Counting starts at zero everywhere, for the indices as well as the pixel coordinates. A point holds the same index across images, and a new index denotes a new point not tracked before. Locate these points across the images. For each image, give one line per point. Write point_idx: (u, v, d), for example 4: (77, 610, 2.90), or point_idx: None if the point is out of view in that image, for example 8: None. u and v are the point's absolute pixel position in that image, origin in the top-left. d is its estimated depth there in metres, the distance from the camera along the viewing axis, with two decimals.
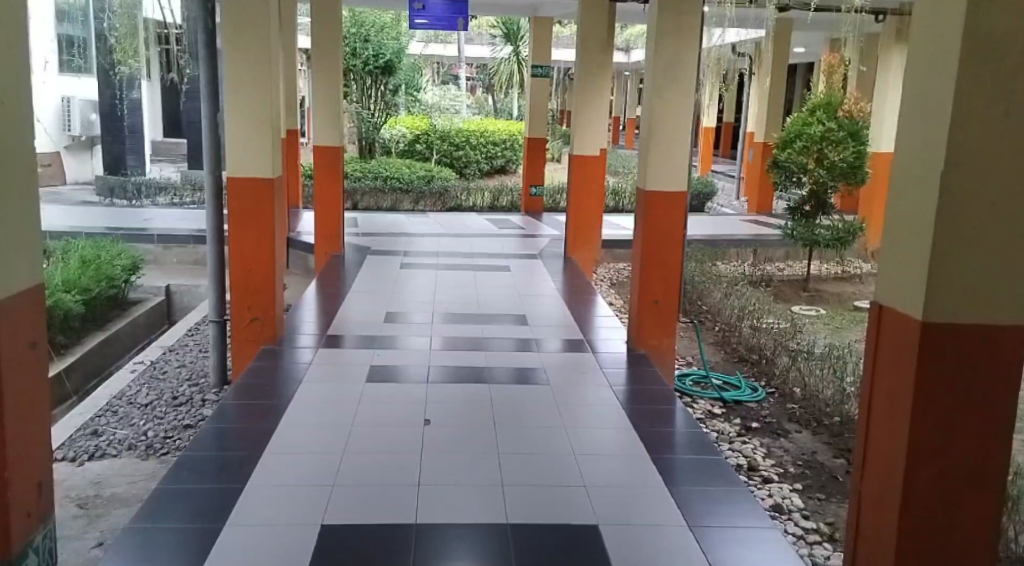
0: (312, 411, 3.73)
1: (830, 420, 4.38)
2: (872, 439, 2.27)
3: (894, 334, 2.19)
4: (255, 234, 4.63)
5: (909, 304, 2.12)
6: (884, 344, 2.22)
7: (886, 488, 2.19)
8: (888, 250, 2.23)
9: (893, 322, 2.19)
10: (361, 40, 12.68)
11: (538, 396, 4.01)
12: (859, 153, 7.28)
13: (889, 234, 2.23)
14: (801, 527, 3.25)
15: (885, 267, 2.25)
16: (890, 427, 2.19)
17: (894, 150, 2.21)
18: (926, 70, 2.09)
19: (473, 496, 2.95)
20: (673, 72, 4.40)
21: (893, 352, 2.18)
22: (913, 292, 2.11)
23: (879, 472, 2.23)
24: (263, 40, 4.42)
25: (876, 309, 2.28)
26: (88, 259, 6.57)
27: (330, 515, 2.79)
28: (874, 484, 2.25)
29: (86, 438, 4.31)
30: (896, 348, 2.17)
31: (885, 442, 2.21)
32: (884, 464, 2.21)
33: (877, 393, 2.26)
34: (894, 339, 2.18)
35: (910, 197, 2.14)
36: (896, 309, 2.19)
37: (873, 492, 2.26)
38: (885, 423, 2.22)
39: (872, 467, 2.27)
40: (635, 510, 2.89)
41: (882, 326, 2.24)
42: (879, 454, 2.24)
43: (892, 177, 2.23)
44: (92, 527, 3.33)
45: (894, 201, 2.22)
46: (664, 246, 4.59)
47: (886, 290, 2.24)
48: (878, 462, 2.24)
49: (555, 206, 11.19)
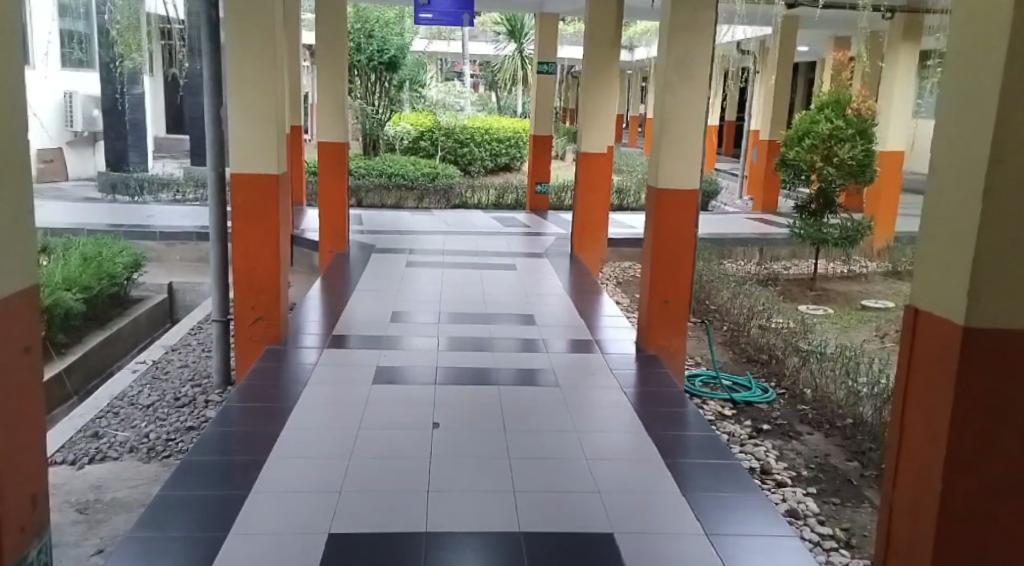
0: (319, 414, 3.67)
1: (843, 422, 4.27)
2: (906, 449, 2.18)
3: (930, 341, 2.10)
4: (258, 230, 4.55)
5: (948, 309, 2.04)
6: (919, 351, 2.14)
7: (920, 500, 2.11)
8: (925, 249, 2.15)
9: (930, 328, 2.10)
10: (365, 35, 12.38)
11: (547, 398, 3.92)
12: (867, 151, 7.14)
13: (927, 234, 2.15)
14: (817, 533, 3.15)
15: (920, 267, 2.17)
16: (925, 435, 2.10)
17: (934, 148, 2.12)
18: (969, 65, 2.00)
19: (484, 504, 2.87)
20: (685, 68, 4.31)
21: (927, 360, 2.10)
22: (953, 295, 2.03)
23: (913, 482, 2.15)
24: (266, 33, 4.35)
25: (910, 313, 2.19)
26: (90, 257, 6.51)
27: (338, 523, 2.71)
28: (908, 496, 2.16)
29: (86, 440, 4.25)
30: (932, 353, 2.09)
31: (919, 451, 2.13)
32: (918, 475, 2.12)
33: (911, 398, 2.17)
34: (932, 345, 2.09)
35: (949, 197, 2.06)
36: (934, 314, 2.09)
37: (905, 504, 2.17)
38: (918, 434, 2.13)
39: (905, 477, 2.18)
40: (647, 517, 2.81)
41: (918, 331, 2.15)
42: (913, 465, 2.15)
43: (930, 174, 2.15)
44: (93, 533, 3.30)
45: (932, 202, 2.13)
46: (676, 243, 4.50)
47: (922, 294, 2.15)
48: (912, 472, 2.15)
49: (559, 204, 11.09)
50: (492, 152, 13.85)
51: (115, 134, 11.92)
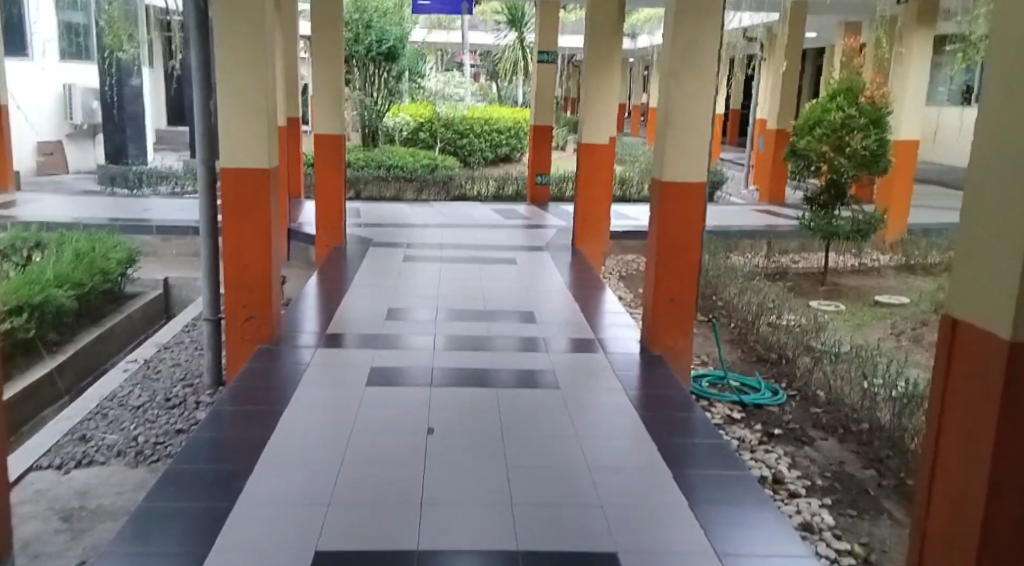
0: (310, 418, 3.53)
1: (858, 427, 4.14)
2: (939, 472, 2.03)
3: (970, 355, 1.94)
4: (250, 228, 4.40)
5: (991, 321, 1.88)
6: (957, 365, 1.98)
7: (956, 528, 1.95)
8: (964, 255, 2.00)
9: (969, 341, 1.95)
10: (363, 26, 11.91)
11: (546, 401, 3.78)
12: (881, 141, 6.93)
13: (965, 239, 1.99)
14: (835, 549, 3.00)
15: (957, 274, 2.02)
16: (962, 457, 1.95)
17: (977, 146, 1.96)
18: (1015, 54, 1.84)
19: (480, 518, 2.73)
20: (692, 55, 4.14)
21: (967, 378, 1.94)
22: (997, 306, 1.87)
23: (948, 508, 1.99)
24: (256, 22, 4.17)
25: (946, 324, 2.04)
26: (83, 252, 6.31)
27: (326, 540, 2.58)
28: (942, 523, 2.01)
29: (73, 443, 4.08)
30: (972, 371, 1.93)
31: (954, 475, 1.97)
32: (955, 500, 1.97)
33: (946, 417, 2.02)
34: (972, 359, 1.93)
35: (993, 199, 1.90)
36: (973, 327, 1.94)
37: (939, 531, 2.02)
38: (954, 457, 1.98)
39: (939, 503, 2.03)
40: (652, 534, 2.67)
41: (955, 344, 1.99)
42: (948, 489, 2.00)
43: (969, 174, 1.99)
44: (76, 543, 3.18)
45: (972, 204, 1.97)
46: (681, 237, 4.34)
47: (960, 303, 2.00)
48: (946, 497, 2.00)
49: (560, 195, 10.90)
50: (492, 143, 13.76)
51: (115, 125, 11.78)
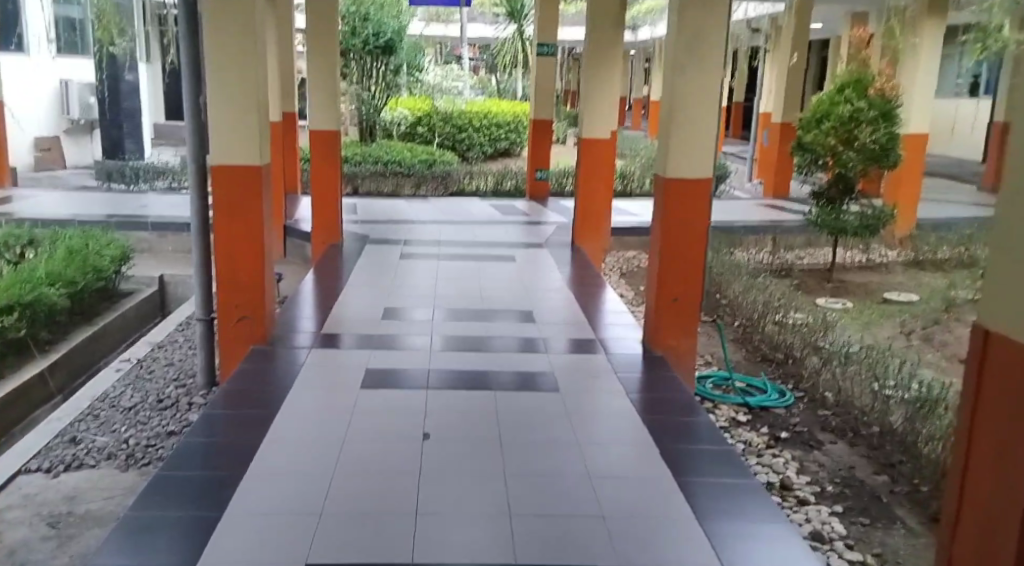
0: (303, 422, 3.42)
1: (869, 430, 4.09)
2: (967, 493, 1.87)
3: (1004, 368, 1.78)
4: (242, 228, 4.29)
5: None
6: (990, 379, 1.82)
7: (985, 557, 1.80)
8: (1000, 260, 1.84)
9: (1002, 354, 1.79)
10: (360, 18, 11.71)
11: (545, 405, 3.67)
12: (891, 135, 6.79)
13: (1003, 243, 1.83)
14: (847, 560, 2.96)
15: (991, 281, 1.86)
16: (993, 480, 1.79)
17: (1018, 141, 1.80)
18: None
19: (477, 531, 2.62)
20: (697, 47, 4.01)
21: (1002, 384, 1.78)
22: None
23: (977, 533, 1.84)
24: (246, 15, 4.05)
25: (978, 335, 1.88)
26: (75, 250, 6.12)
27: (317, 552, 2.47)
28: (970, 548, 1.86)
29: (63, 446, 3.83)
30: (1007, 385, 1.77)
31: (984, 499, 1.82)
32: (984, 525, 1.81)
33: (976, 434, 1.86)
34: (1006, 373, 1.77)
35: None
36: (1009, 338, 1.78)
37: (967, 557, 1.87)
38: (983, 479, 1.82)
39: (966, 528, 1.88)
40: (656, 548, 2.56)
41: (988, 355, 1.83)
42: (976, 513, 1.84)
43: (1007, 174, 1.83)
44: (61, 552, 3.02)
45: (1011, 205, 1.81)
46: (684, 236, 4.23)
47: (995, 312, 1.84)
48: (974, 521, 1.85)
49: (560, 190, 10.79)
50: (491, 137, 13.69)
51: (112, 120, 11.63)
